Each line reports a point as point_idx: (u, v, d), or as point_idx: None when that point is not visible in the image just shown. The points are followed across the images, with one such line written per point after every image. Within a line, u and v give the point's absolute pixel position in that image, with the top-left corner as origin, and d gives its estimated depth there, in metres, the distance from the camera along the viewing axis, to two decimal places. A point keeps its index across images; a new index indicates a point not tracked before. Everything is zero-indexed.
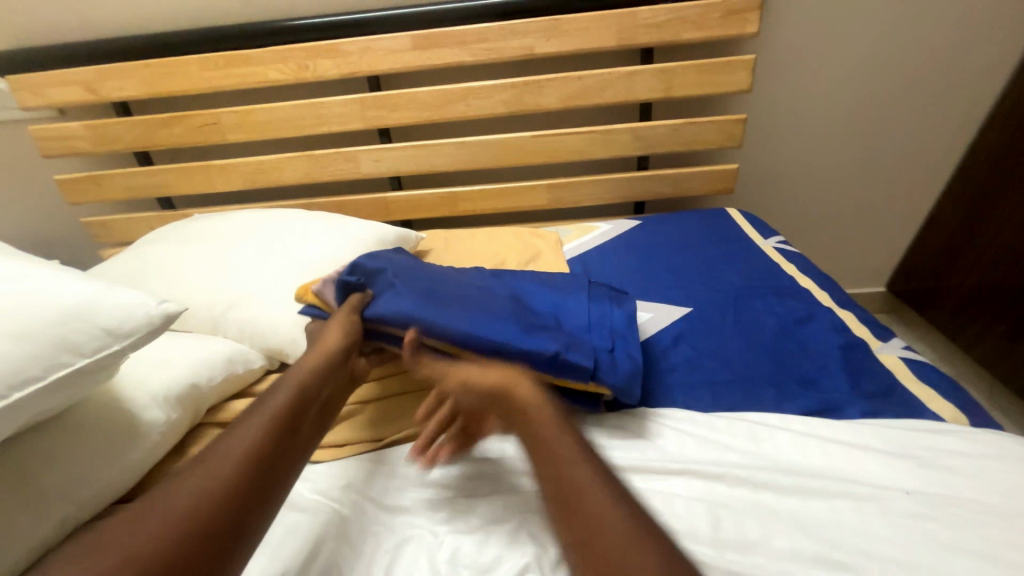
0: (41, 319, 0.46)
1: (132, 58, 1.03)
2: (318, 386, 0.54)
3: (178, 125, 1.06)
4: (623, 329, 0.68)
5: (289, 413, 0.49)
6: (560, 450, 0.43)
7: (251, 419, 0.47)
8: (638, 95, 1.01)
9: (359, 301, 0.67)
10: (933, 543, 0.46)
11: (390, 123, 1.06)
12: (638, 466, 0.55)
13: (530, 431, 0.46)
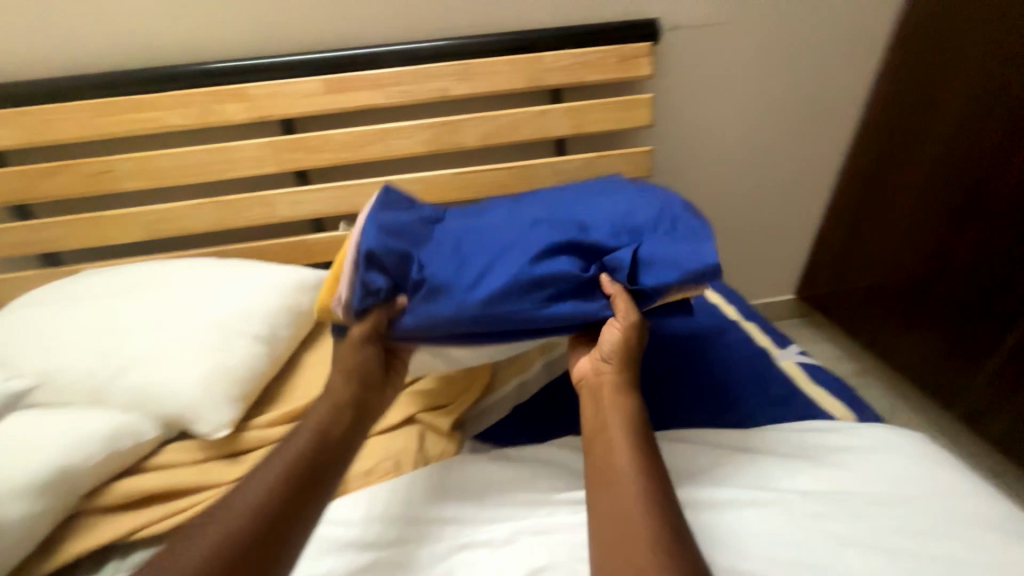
0: None
1: (7, 105, 0.94)
2: (314, 464, 0.52)
3: (64, 175, 0.97)
4: (662, 211, 0.69)
5: (296, 473, 0.51)
6: (614, 485, 0.48)
7: (235, 516, 0.47)
8: (551, 131, 1.07)
9: (382, 315, 0.62)
10: (830, 540, 0.47)
11: (308, 165, 1.04)
12: (559, 501, 0.57)
13: (604, 462, 0.50)
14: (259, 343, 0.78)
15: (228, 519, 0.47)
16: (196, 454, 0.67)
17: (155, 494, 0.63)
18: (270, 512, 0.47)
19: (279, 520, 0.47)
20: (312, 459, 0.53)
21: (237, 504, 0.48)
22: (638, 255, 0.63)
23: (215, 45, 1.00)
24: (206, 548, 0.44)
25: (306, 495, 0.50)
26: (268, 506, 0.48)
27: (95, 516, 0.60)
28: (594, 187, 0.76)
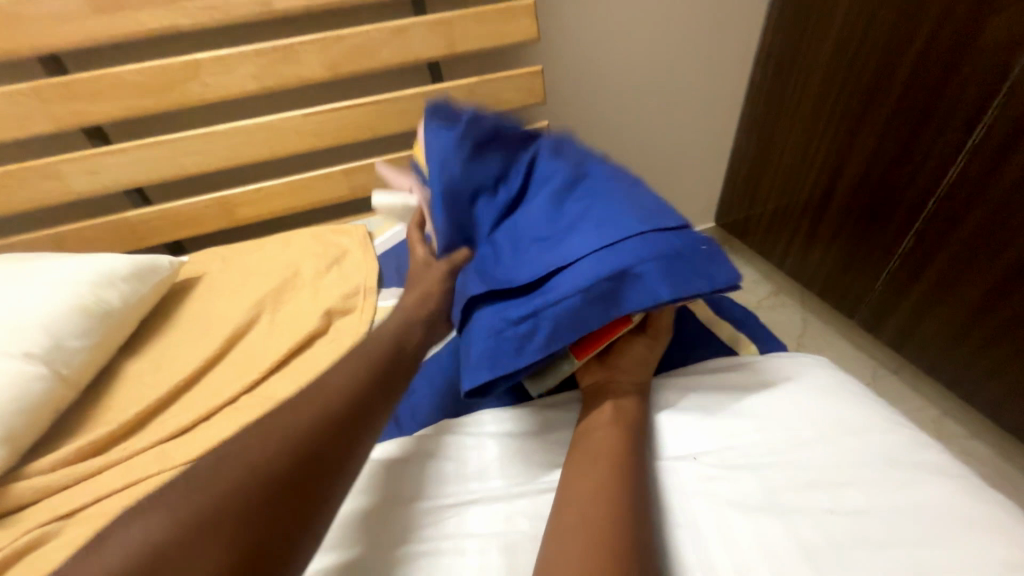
0: None
1: None
2: (362, 411, 0.45)
3: None
4: (567, 299, 0.48)
5: (295, 463, 0.39)
6: (597, 453, 0.42)
7: (269, 442, 0.40)
8: (418, 53, 0.88)
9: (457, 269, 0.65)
10: (720, 507, 0.39)
11: (96, 119, 0.79)
12: (414, 518, 0.44)
13: (585, 435, 0.45)
14: (33, 362, 0.59)
15: (264, 447, 0.40)
16: None
17: None
18: (310, 450, 0.41)
19: (319, 464, 0.40)
20: (355, 404, 0.46)
21: (279, 429, 0.41)
22: (490, 312, 0.51)
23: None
24: (226, 474, 0.37)
25: (353, 440, 0.43)
26: (314, 436, 0.41)
27: None
28: (664, 236, 0.50)
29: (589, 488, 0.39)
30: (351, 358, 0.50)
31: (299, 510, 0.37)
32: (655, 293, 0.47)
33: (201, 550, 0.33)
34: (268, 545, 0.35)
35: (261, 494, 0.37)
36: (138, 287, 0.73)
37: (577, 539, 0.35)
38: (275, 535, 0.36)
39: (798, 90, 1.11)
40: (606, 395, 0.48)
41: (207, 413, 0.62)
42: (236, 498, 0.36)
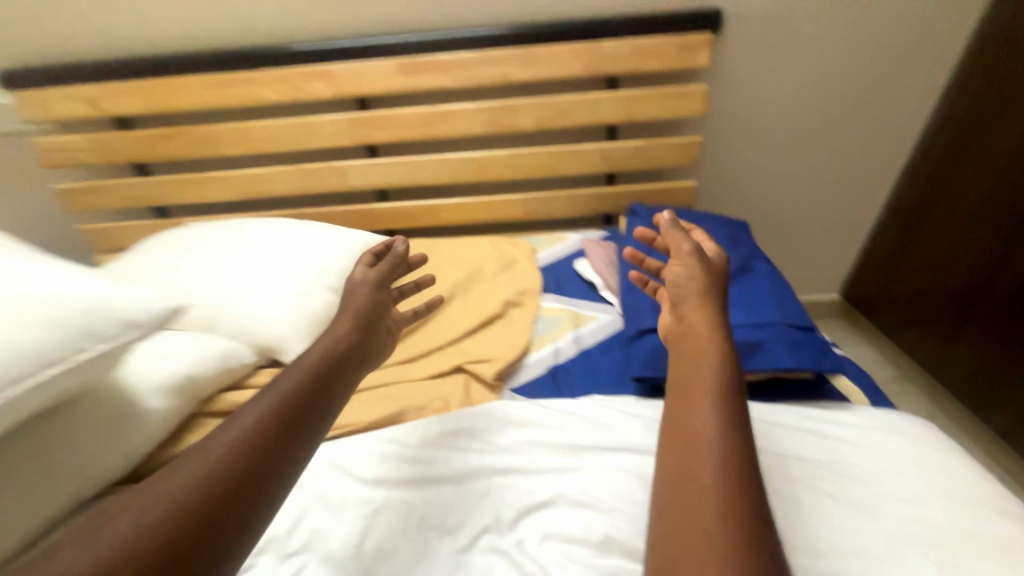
0: (58, 321, 0.50)
1: (139, 77, 1.10)
2: (321, 391, 0.50)
3: (178, 140, 1.14)
4: None
5: (265, 434, 0.43)
6: (687, 451, 0.43)
7: (213, 443, 0.41)
8: (604, 117, 1.11)
9: (393, 266, 0.71)
10: (818, 494, 0.53)
11: (376, 140, 1.14)
12: (579, 446, 0.63)
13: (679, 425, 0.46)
14: (333, 293, 0.91)
15: (202, 456, 0.40)
16: None
17: None
18: (281, 422, 0.44)
19: (285, 433, 0.44)
20: (316, 390, 0.50)
21: (216, 439, 0.41)
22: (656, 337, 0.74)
23: (302, 23, 1.09)
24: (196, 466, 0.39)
25: (316, 420, 0.47)
26: (281, 414, 0.45)
27: (208, 418, 0.75)
28: (792, 332, 0.70)
29: (690, 518, 0.38)
30: (313, 351, 0.55)
31: (270, 461, 0.41)
32: (782, 363, 0.66)
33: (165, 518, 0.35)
34: (212, 534, 0.35)
35: (201, 496, 0.37)
36: None
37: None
38: (242, 495, 0.38)
39: (965, 184, 1.13)
40: (683, 406, 0.47)
41: (424, 351, 0.87)
42: (171, 507, 0.36)
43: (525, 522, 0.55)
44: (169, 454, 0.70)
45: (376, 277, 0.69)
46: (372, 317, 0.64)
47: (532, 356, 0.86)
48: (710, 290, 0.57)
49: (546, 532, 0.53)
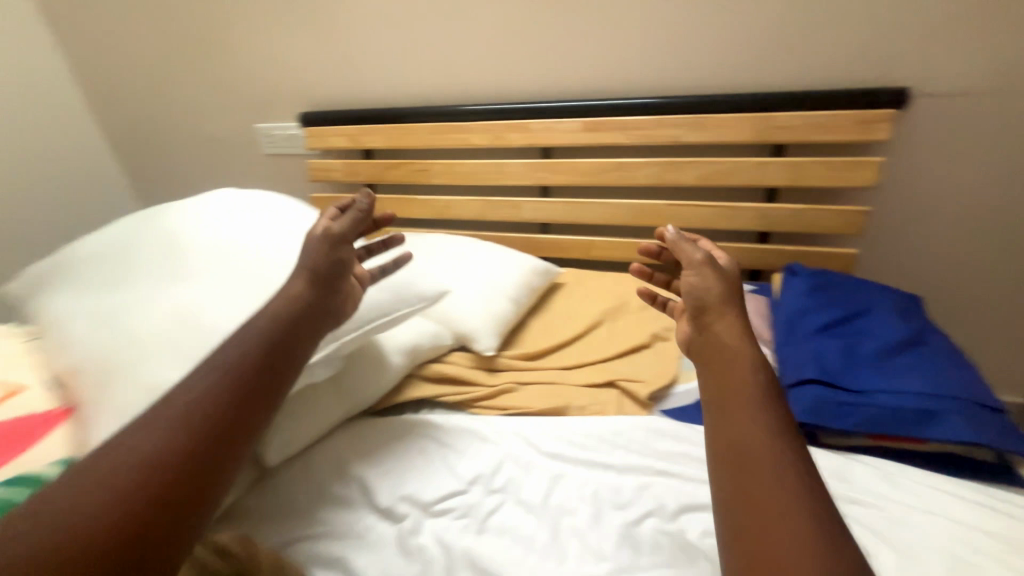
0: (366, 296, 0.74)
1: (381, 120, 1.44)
2: (267, 366, 0.59)
3: (400, 169, 1.47)
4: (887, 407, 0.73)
5: (212, 419, 0.52)
6: (746, 456, 0.50)
7: (154, 422, 0.49)
8: (767, 180, 1.18)
9: (355, 224, 0.72)
10: (986, 557, 0.58)
11: (552, 182, 1.35)
12: None
13: (730, 437, 0.53)
14: (510, 302, 1.10)
15: (134, 444, 0.47)
16: (470, 361, 1.01)
17: (448, 378, 0.96)
18: (223, 407, 0.53)
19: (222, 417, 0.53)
20: (263, 369, 0.59)
21: (156, 420, 0.50)
22: (822, 388, 0.78)
23: (507, 83, 1.33)
24: (136, 452, 0.47)
25: (262, 397, 0.57)
26: (220, 397, 0.53)
27: (418, 379, 0.95)
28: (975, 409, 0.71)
29: (765, 515, 0.45)
30: (255, 327, 0.61)
31: (215, 442, 0.51)
32: (964, 438, 0.69)
33: (112, 494, 0.44)
34: (164, 506, 0.45)
35: (146, 479, 0.45)
36: (544, 278, 1.24)
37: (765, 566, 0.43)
38: (184, 473, 0.48)
39: None
40: (732, 417, 0.54)
41: (581, 363, 1.02)
42: (112, 487, 0.44)
43: (686, 516, 0.65)
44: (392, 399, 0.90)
45: (340, 240, 0.70)
46: (330, 283, 0.68)
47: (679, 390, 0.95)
48: (729, 297, 0.64)
49: (706, 528, 0.63)
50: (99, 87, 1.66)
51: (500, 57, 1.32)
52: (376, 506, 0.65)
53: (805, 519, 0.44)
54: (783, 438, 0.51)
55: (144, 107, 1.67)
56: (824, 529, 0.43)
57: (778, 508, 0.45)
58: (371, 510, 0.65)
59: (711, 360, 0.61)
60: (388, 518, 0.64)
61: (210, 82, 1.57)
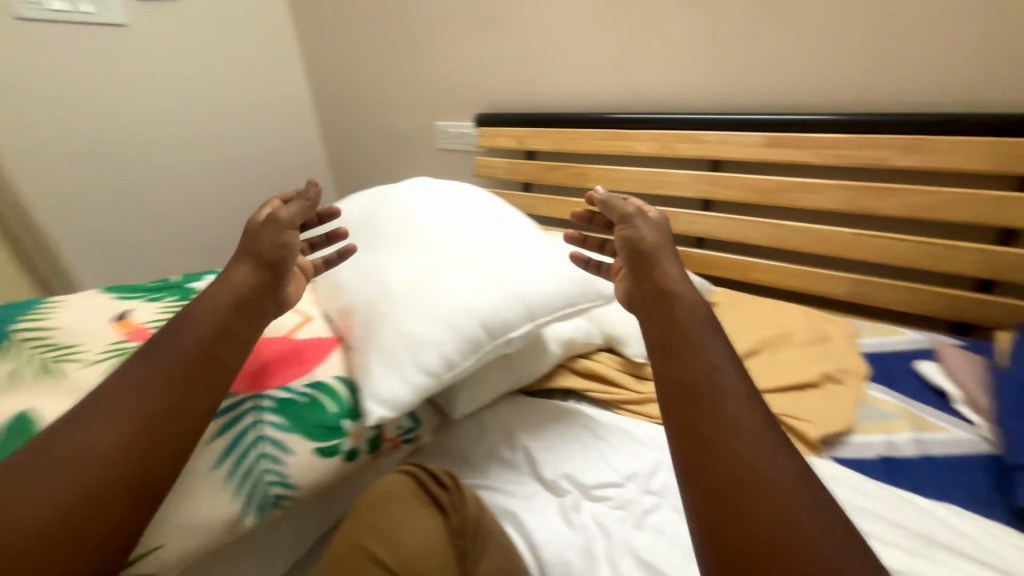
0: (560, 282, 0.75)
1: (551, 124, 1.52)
2: (235, 323, 0.53)
3: (560, 171, 1.53)
4: None
5: (179, 380, 0.46)
6: (712, 396, 0.47)
7: (86, 413, 0.42)
8: (1005, 219, 0.98)
9: (305, 207, 0.65)
10: None
11: (718, 197, 1.30)
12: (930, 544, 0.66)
13: (691, 381, 0.49)
14: None
15: (98, 422, 0.42)
16: (617, 363, 1.02)
17: (595, 376, 0.99)
18: (189, 369, 0.47)
19: (189, 381, 0.47)
20: (219, 341, 0.51)
21: (99, 407, 0.43)
22: None
23: (685, 93, 1.31)
24: (91, 439, 0.41)
25: (230, 354, 0.51)
26: (188, 358, 0.48)
27: (567, 371, 1.00)
28: None
29: (748, 470, 0.41)
30: (210, 305, 0.53)
31: (182, 405, 0.45)
32: None
33: (70, 481, 0.38)
34: (134, 486, 0.41)
35: (93, 481, 0.39)
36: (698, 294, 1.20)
37: (756, 529, 0.38)
38: (151, 447, 0.42)
39: None
40: (681, 360, 0.51)
41: None
42: (64, 488, 0.38)
43: None
44: (543, 384, 0.96)
45: (287, 222, 0.61)
46: (279, 264, 0.59)
47: (859, 438, 0.85)
48: (666, 249, 0.65)
49: None
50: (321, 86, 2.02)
51: (683, 66, 1.29)
52: (540, 477, 0.72)
53: (771, 451, 0.42)
54: (735, 371, 0.50)
55: (350, 104, 1.98)
56: (783, 450, 0.43)
57: (756, 450, 0.42)
58: (535, 480, 0.72)
59: (657, 309, 0.58)
60: (552, 491, 0.70)
61: (407, 85, 1.81)
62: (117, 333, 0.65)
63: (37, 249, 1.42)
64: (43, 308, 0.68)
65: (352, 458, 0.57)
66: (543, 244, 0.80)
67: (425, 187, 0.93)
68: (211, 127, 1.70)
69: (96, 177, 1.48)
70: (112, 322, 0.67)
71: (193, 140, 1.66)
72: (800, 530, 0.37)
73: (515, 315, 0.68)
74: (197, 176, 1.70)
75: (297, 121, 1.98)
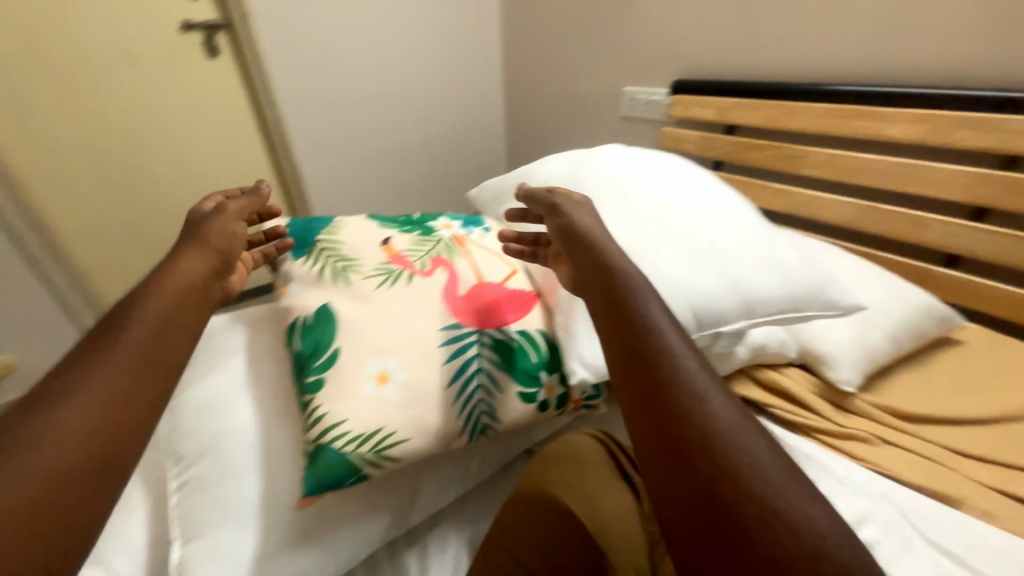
0: (790, 279, 0.66)
1: (759, 95, 1.25)
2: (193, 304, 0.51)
3: (767, 150, 1.29)
4: None
5: (150, 351, 0.45)
6: (660, 363, 0.41)
7: (40, 400, 0.39)
8: None
9: (252, 202, 0.66)
10: None
11: (1000, 206, 0.97)
12: None
13: (641, 351, 0.43)
14: (886, 341, 0.88)
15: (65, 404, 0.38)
16: (812, 385, 0.87)
17: (783, 393, 0.86)
18: (152, 344, 0.45)
19: (153, 354, 0.45)
20: (175, 320, 0.48)
21: (53, 398, 0.39)
22: None
23: (981, 57, 0.94)
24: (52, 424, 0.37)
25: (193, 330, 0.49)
26: (153, 333, 0.46)
27: (749, 378, 0.89)
28: None
29: (704, 432, 0.37)
30: (163, 291, 0.50)
31: (151, 378, 0.43)
32: None
33: (36, 469, 0.34)
34: (111, 465, 0.38)
35: (59, 463, 0.35)
36: (941, 328, 0.93)
37: (723, 490, 0.34)
38: (124, 419, 0.40)
39: None
40: (625, 333, 0.45)
41: (983, 457, 0.75)
42: (18, 476, 0.34)
43: None
44: None
45: (230, 214, 0.62)
46: (228, 254, 0.58)
47: None
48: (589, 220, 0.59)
49: None
50: (505, 43, 2.02)
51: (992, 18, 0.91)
52: None
53: (720, 403, 0.39)
54: (675, 328, 0.45)
55: (532, 63, 1.95)
56: (731, 401, 0.40)
57: (708, 410, 0.38)
58: None
59: (588, 271, 0.53)
60: None
61: (597, 45, 1.69)
62: (384, 257, 0.65)
63: (299, 193, 1.81)
64: (333, 223, 0.70)
65: (542, 409, 0.60)
66: (764, 235, 0.71)
67: (626, 155, 0.88)
68: (414, 87, 1.88)
69: (330, 133, 1.75)
70: (379, 245, 0.67)
71: (399, 98, 1.86)
72: (753, 487, 0.34)
73: (730, 310, 0.62)
74: (398, 130, 1.91)
75: (480, 83, 2.05)
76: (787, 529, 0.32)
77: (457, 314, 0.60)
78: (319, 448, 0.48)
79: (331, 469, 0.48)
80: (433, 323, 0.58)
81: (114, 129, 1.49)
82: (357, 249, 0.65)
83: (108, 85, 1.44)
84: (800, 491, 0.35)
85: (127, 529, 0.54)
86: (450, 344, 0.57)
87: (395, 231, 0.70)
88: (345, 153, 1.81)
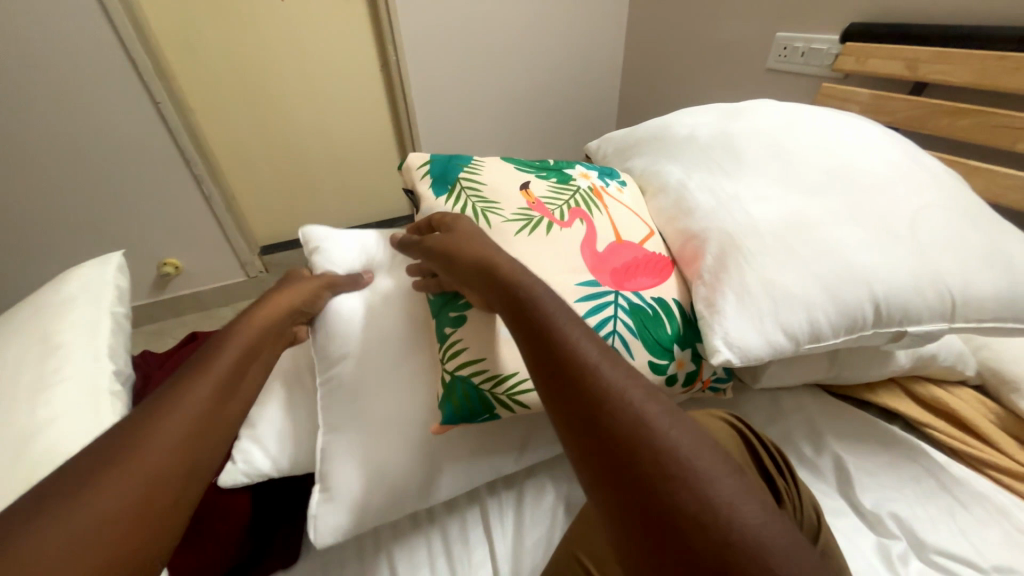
0: (1005, 277, 0.54)
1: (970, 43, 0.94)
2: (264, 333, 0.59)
3: (970, 118, 0.95)
4: None
5: (234, 368, 0.52)
6: (576, 374, 0.37)
7: (153, 405, 0.43)
8: None
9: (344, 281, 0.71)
10: None
11: None
12: None
13: (558, 360, 0.38)
14: None
15: (176, 403, 0.44)
16: (991, 413, 0.69)
17: (946, 414, 0.71)
18: (237, 366, 0.52)
19: (238, 374, 0.51)
20: (248, 355, 0.55)
21: (166, 402, 0.44)
22: None
23: None
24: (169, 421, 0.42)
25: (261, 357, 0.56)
26: (239, 359, 0.53)
27: (900, 389, 0.74)
28: None
29: (633, 438, 0.33)
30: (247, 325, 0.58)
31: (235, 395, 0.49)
32: None
33: (155, 459, 0.39)
34: (205, 465, 0.42)
35: (170, 458, 0.39)
36: None
37: (670, 503, 0.30)
38: (216, 425, 0.45)
39: None
40: (536, 350, 0.40)
41: None
42: (146, 463, 0.38)
43: None
44: (861, 393, 0.74)
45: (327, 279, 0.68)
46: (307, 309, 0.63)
47: None
48: (480, 237, 0.55)
49: None
50: None
51: None
52: (850, 498, 0.61)
53: (641, 398, 0.35)
54: (581, 325, 0.41)
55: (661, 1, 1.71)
56: (651, 393, 0.36)
57: (635, 411, 0.34)
58: (843, 499, 0.61)
59: (483, 283, 0.49)
60: (868, 525, 0.59)
61: None
62: (523, 202, 0.63)
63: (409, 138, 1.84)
64: (473, 161, 0.69)
65: (669, 383, 0.57)
66: (984, 223, 0.58)
67: (787, 114, 0.74)
68: (526, 28, 1.75)
69: (438, 76, 1.73)
70: (519, 190, 0.65)
71: (510, 41, 1.75)
72: (681, 479, 0.31)
73: (928, 310, 0.53)
74: (504, 75, 1.82)
75: (593, 21, 1.83)
76: (719, 521, 0.29)
77: (594, 271, 0.58)
78: (457, 379, 0.53)
79: (467, 403, 0.53)
80: (571, 278, 0.57)
81: (250, 68, 1.55)
82: (497, 190, 0.64)
83: (256, 22, 1.49)
84: (717, 472, 0.32)
85: (277, 418, 0.62)
86: (587, 302, 0.55)
87: (533, 176, 0.68)
88: (447, 99, 1.79)
